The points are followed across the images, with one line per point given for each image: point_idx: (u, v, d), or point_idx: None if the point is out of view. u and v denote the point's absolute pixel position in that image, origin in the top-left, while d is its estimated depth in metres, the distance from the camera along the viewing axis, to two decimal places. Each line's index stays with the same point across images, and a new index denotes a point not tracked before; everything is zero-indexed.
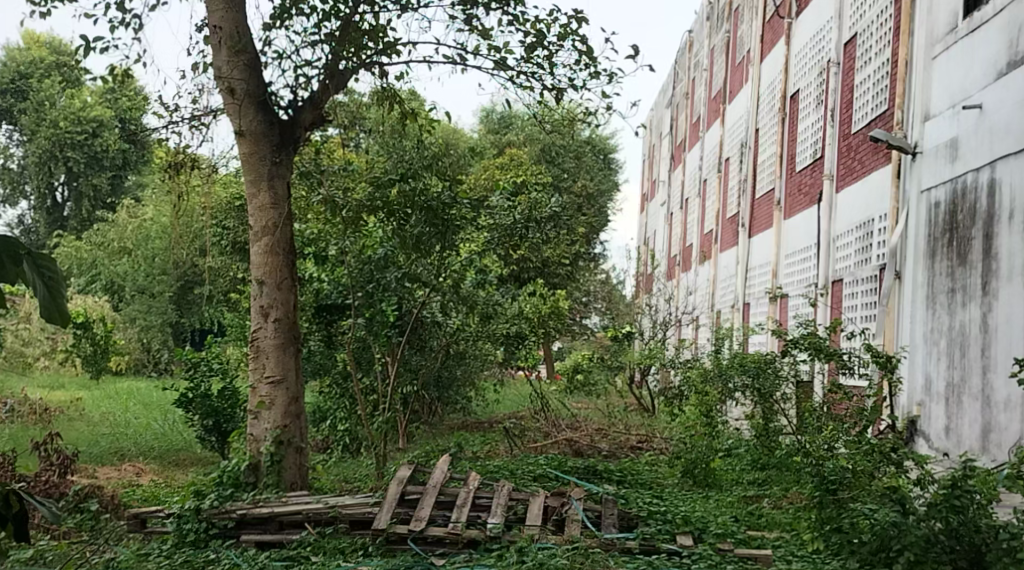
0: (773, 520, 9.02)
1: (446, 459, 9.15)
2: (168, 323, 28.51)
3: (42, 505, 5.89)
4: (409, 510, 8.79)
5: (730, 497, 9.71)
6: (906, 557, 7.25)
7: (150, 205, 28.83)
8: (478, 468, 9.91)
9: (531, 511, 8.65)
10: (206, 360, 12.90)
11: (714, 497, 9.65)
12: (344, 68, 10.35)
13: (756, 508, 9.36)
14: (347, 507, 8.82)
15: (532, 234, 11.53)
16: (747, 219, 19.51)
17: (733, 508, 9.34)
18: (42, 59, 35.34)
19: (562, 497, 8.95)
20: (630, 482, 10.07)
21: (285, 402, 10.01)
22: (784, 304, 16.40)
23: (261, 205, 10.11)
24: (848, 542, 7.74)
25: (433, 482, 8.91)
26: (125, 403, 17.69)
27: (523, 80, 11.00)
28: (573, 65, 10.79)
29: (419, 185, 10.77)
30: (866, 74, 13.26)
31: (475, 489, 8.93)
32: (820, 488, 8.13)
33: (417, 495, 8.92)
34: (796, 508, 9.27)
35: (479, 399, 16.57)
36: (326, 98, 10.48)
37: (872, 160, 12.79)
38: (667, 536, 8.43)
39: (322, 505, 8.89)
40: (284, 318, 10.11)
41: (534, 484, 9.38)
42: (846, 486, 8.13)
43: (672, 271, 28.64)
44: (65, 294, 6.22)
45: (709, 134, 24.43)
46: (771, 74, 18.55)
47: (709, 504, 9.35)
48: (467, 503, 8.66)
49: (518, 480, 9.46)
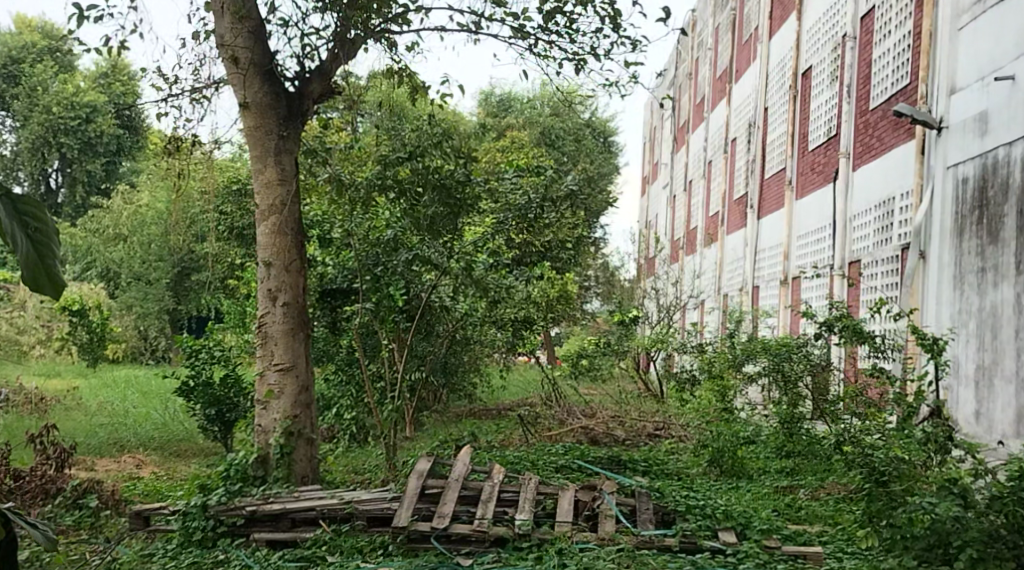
0: (813, 513, 8.66)
1: (468, 450, 8.75)
2: (165, 310, 28.15)
3: (34, 526, 5.49)
4: (431, 506, 8.42)
5: (764, 488, 9.33)
6: (968, 554, 6.94)
7: (146, 190, 28.41)
8: (497, 458, 9.54)
9: (562, 507, 8.30)
10: (207, 348, 12.51)
11: (746, 488, 9.27)
12: (354, 37, 9.84)
13: (791, 500, 8.99)
14: (363, 503, 8.49)
15: (547, 214, 11.22)
16: (756, 200, 19.14)
17: (769, 501, 8.93)
18: (34, 43, 34.84)
19: (593, 491, 8.59)
20: (656, 472, 9.69)
21: (295, 391, 9.62)
22: (796, 287, 16.10)
23: (268, 182, 9.70)
24: (901, 537, 7.30)
25: (455, 476, 8.52)
26: (122, 392, 17.32)
27: (541, 50, 10.52)
28: (595, 33, 10.31)
29: (431, 163, 10.36)
30: (885, 48, 12.92)
31: (500, 483, 8.57)
32: (870, 480, 7.60)
33: (438, 490, 8.51)
34: (836, 500, 8.90)
35: (485, 385, 16.22)
36: (335, 68, 10.03)
37: (892, 137, 12.45)
38: (708, 533, 8.02)
39: (338, 501, 8.52)
40: (293, 302, 9.70)
41: (559, 477, 9.05)
42: (898, 477, 7.56)
43: (676, 255, 28.26)
44: (53, 251, 5.92)
45: (714, 114, 24.05)
46: (781, 50, 18.18)
47: (743, 497, 8.96)
48: (493, 499, 8.31)
49: (541, 472, 9.13)
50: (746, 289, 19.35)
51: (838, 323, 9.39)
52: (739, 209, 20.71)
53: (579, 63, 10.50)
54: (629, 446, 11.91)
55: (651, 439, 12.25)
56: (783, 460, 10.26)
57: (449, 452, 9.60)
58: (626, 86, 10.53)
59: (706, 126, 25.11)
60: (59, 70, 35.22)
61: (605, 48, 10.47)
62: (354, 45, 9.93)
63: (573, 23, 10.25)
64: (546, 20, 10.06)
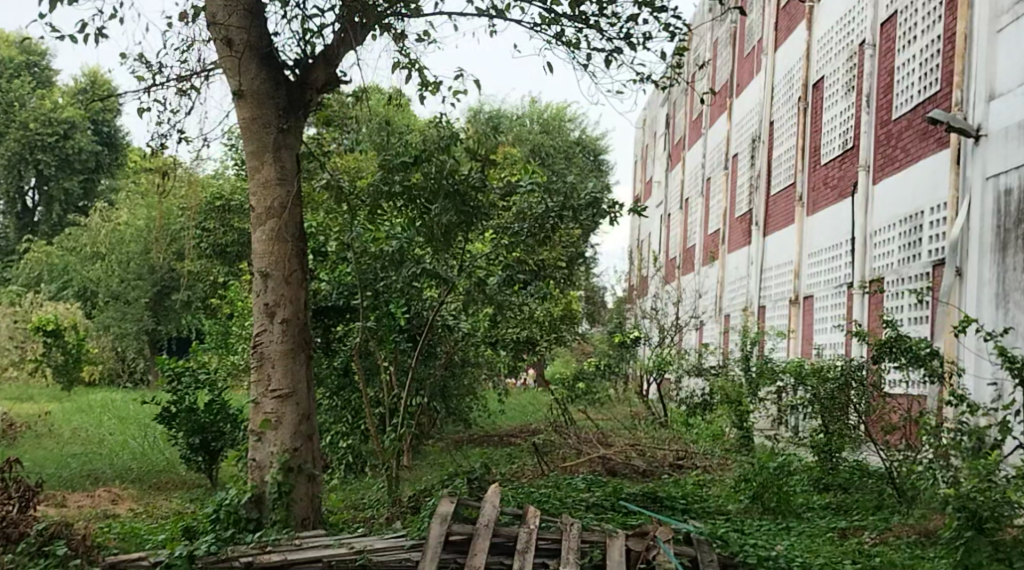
0: (889, 560, 7.77)
1: (497, 489, 7.87)
2: (144, 332, 26.93)
3: None
4: (457, 557, 7.54)
5: (819, 528, 8.53)
6: None
7: (124, 209, 27.52)
8: (522, 496, 8.69)
9: (612, 557, 7.39)
10: (191, 371, 11.71)
11: (798, 529, 8.48)
12: (361, 23, 9.07)
13: (855, 545, 8.10)
14: (378, 554, 7.64)
15: (567, 224, 10.17)
16: (761, 217, 18.40)
17: (832, 547, 8.08)
18: (11, 58, 34.03)
19: (645, 539, 7.64)
20: (696, 511, 8.88)
21: (295, 420, 8.75)
22: (808, 308, 15.34)
23: (266, 182, 8.83)
24: None
25: (484, 521, 7.66)
26: (97, 418, 16.40)
27: (568, 39, 9.68)
28: (630, 19, 9.47)
29: (445, 166, 9.58)
30: (910, 54, 12.25)
31: (536, 530, 7.70)
32: (970, 527, 7.17)
33: (464, 537, 7.63)
34: (907, 544, 8.05)
35: (482, 410, 15.44)
36: (340, 54, 9.24)
37: (920, 148, 11.74)
38: None
39: (347, 551, 7.68)
40: (292, 319, 8.83)
41: (595, 519, 8.23)
42: (996, 523, 7.18)
43: (672, 274, 27.54)
44: None
45: (711, 130, 23.37)
46: (788, 62, 17.50)
47: (803, 543, 8.11)
48: (531, 550, 7.45)
49: (575, 513, 8.32)
50: (750, 309, 18.57)
51: (892, 341, 8.63)
52: (742, 227, 20.00)
53: (612, 54, 9.65)
54: (650, 477, 11.14)
55: (674, 470, 11.45)
56: (824, 495, 9.47)
57: (467, 488, 8.74)
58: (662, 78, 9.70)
59: (703, 143, 24.43)
60: (36, 86, 34.49)
61: (640, 36, 9.64)
62: (363, 29, 9.14)
63: (605, 7, 9.43)
64: (574, 7, 9.22)
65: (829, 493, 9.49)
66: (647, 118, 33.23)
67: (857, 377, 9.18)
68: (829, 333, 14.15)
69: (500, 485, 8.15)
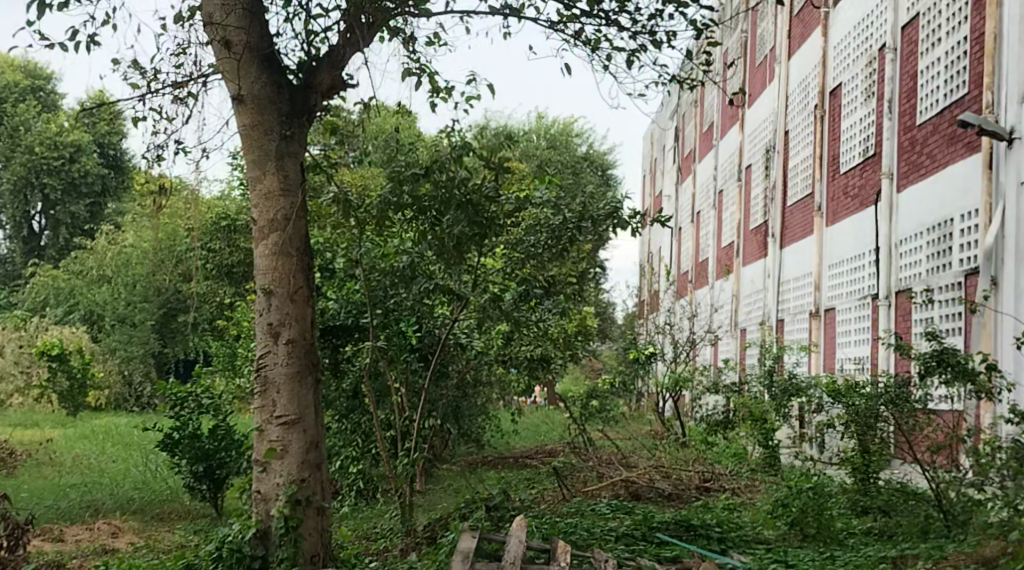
0: None
1: (522, 525, 7.48)
2: (150, 354, 26.59)
3: None
4: None
5: (866, 559, 7.83)
6: None
7: (130, 232, 27.84)
8: (548, 528, 8.27)
9: None
10: (195, 395, 11.37)
11: (845, 559, 7.89)
12: (367, 22, 8.46)
13: None
14: None
15: (584, 236, 9.73)
16: (778, 228, 17.94)
17: None
18: (16, 83, 33.92)
19: None
20: (733, 540, 8.45)
21: (302, 449, 8.15)
22: (831, 320, 14.92)
23: (268, 193, 8.19)
24: None
25: (510, 558, 7.19)
26: (100, 444, 16.07)
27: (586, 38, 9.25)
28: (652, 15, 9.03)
29: (458, 175, 9.12)
30: (933, 57, 11.87)
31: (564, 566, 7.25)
32: None
33: None
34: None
35: (495, 431, 15.06)
36: (347, 56, 8.62)
37: (947, 153, 11.31)
38: None
39: None
40: (299, 340, 8.19)
41: (626, 551, 7.84)
42: None
43: (683, 289, 27.19)
44: None
45: (724, 141, 22.90)
46: (803, 69, 17.09)
47: None
48: None
49: (604, 546, 7.92)
50: (767, 322, 18.15)
51: (936, 358, 8.08)
52: (757, 239, 19.57)
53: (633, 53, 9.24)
54: (677, 501, 10.67)
55: (701, 492, 11.07)
56: (863, 519, 8.83)
57: (489, 521, 8.31)
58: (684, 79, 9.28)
59: (714, 154, 24.03)
60: (42, 110, 34.34)
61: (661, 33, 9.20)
62: (372, 29, 8.52)
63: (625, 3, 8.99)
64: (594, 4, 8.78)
65: (869, 517, 8.87)
66: (655, 132, 32.92)
67: (903, 398, 8.54)
68: (854, 349, 13.79)
69: (525, 519, 7.74)
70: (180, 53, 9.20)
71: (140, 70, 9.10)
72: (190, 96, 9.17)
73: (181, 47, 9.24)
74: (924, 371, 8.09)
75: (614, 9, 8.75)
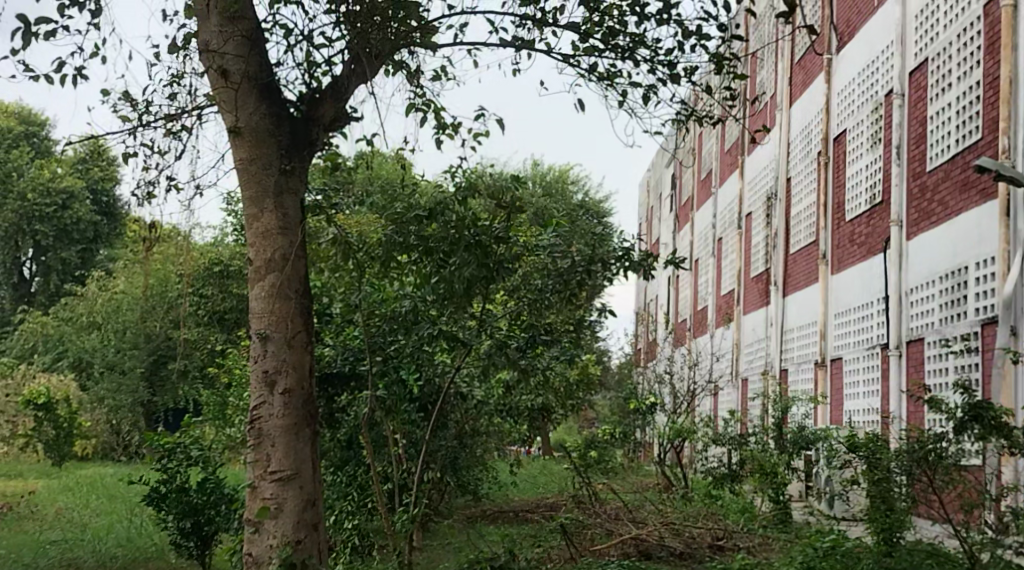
0: None
1: None
2: (139, 403, 26.04)
3: None
4: None
5: None
6: None
7: (122, 277, 27.33)
8: None
9: None
10: (184, 447, 10.95)
11: None
12: (371, 57, 8.18)
13: None
14: None
15: (594, 280, 9.38)
16: (781, 277, 17.62)
17: None
18: (10, 129, 33.73)
19: None
20: None
21: (298, 507, 7.69)
22: (838, 370, 14.54)
23: (265, 231, 7.82)
24: None
25: None
26: (86, 496, 15.61)
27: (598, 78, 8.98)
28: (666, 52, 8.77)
29: (468, 215, 8.85)
30: (943, 102, 11.63)
31: None
32: None
33: None
34: None
35: (492, 483, 14.69)
36: (350, 87, 8.31)
37: (960, 200, 11.04)
38: None
39: None
40: (296, 389, 7.79)
41: None
42: None
43: (680, 337, 26.88)
44: None
45: (723, 189, 22.67)
46: (805, 116, 16.88)
47: None
48: None
49: None
50: (770, 372, 17.81)
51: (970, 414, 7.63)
52: (758, 287, 19.28)
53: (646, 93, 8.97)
54: (687, 560, 10.27)
55: (714, 551, 10.52)
56: None
57: None
58: (698, 119, 9.01)
59: (713, 203, 23.79)
60: (35, 155, 34.12)
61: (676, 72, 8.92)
62: (378, 59, 8.23)
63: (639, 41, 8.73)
64: (608, 44, 8.50)
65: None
66: (651, 180, 32.83)
67: (934, 454, 7.85)
68: (863, 399, 13.40)
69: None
70: (174, 84, 8.83)
71: (130, 101, 8.74)
72: (184, 129, 8.80)
73: (176, 78, 8.78)
74: (959, 428, 7.65)
75: (629, 42, 8.47)
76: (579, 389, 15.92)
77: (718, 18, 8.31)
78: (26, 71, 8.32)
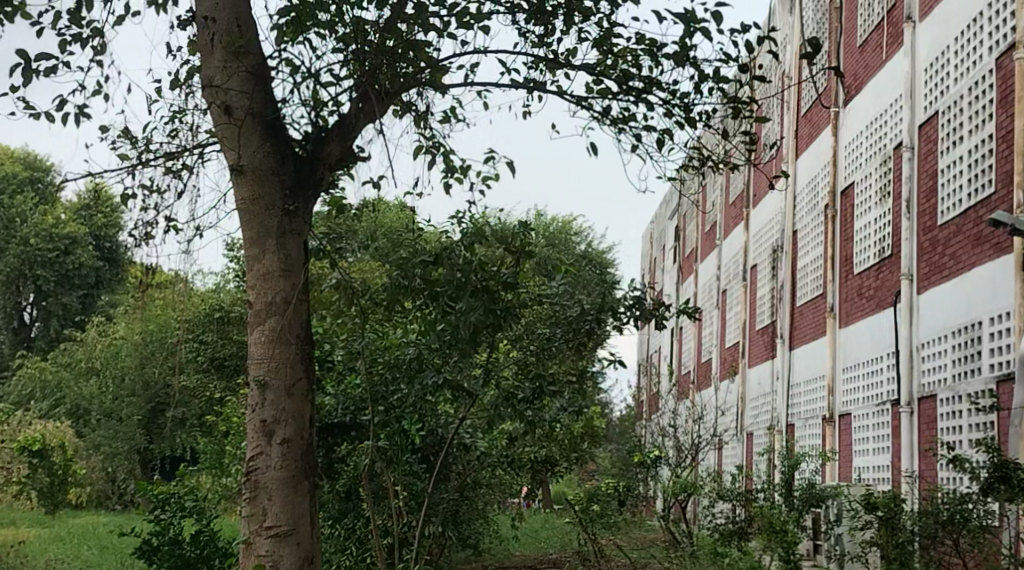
0: None
1: None
2: (135, 450, 25.76)
3: None
4: None
5: None
6: None
7: (122, 322, 27.21)
8: None
9: None
10: (177, 497, 10.72)
11: None
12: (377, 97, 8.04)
13: None
14: None
15: (603, 328, 9.18)
16: (787, 330, 17.41)
17: None
18: (14, 174, 33.72)
19: None
20: None
21: (295, 564, 7.40)
22: (847, 425, 14.27)
23: (266, 273, 7.62)
24: None
25: None
26: (78, 548, 15.28)
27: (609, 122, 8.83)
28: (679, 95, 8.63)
29: (474, 260, 8.65)
30: (954, 154, 11.49)
31: None
32: None
33: None
34: None
35: (493, 536, 14.41)
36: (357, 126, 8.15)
37: (973, 253, 10.85)
38: None
39: None
40: (295, 439, 7.55)
41: None
42: None
43: (684, 390, 26.66)
44: None
45: (727, 241, 22.53)
46: (812, 168, 16.76)
47: None
48: None
49: None
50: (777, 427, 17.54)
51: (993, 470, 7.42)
52: (763, 339, 19.07)
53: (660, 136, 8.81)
54: None
55: None
56: None
57: None
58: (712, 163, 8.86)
59: (717, 254, 23.65)
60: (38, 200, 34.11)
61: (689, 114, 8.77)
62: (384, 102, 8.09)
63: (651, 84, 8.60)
64: (621, 89, 8.36)
65: None
66: (654, 229, 32.80)
67: (961, 512, 7.65)
68: (873, 455, 13.14)
69: None
70: (175, 121, 8.66)
71: (129, 138, 8.56)
72: (184, 167, 8.62)
73: (177, 114, 8.61)
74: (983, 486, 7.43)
75: (642, 85, 8.34)
76: (583, 442, 15.66)
77: (737, 60, 8.17)
78: (26, 109, 8.18)
